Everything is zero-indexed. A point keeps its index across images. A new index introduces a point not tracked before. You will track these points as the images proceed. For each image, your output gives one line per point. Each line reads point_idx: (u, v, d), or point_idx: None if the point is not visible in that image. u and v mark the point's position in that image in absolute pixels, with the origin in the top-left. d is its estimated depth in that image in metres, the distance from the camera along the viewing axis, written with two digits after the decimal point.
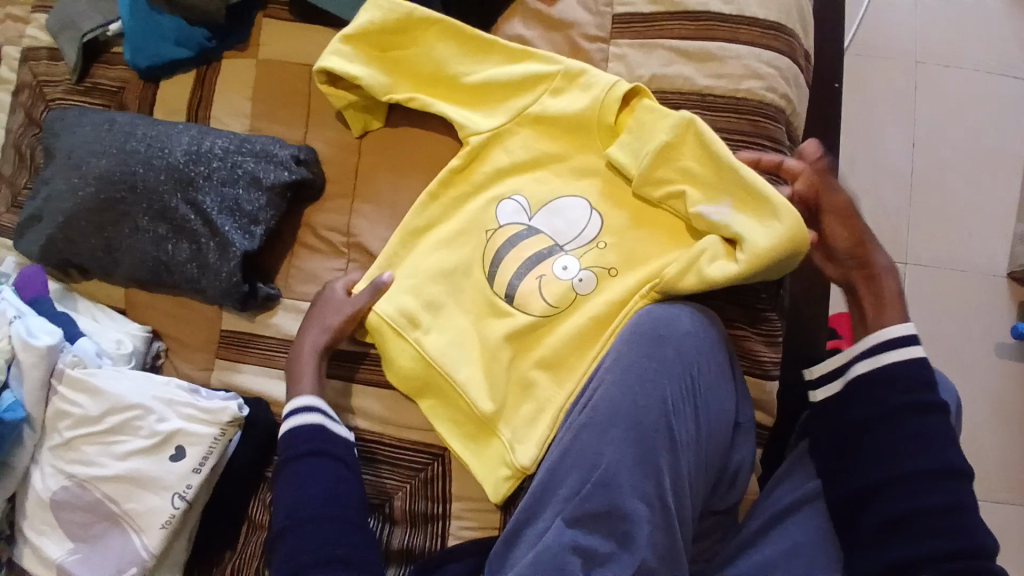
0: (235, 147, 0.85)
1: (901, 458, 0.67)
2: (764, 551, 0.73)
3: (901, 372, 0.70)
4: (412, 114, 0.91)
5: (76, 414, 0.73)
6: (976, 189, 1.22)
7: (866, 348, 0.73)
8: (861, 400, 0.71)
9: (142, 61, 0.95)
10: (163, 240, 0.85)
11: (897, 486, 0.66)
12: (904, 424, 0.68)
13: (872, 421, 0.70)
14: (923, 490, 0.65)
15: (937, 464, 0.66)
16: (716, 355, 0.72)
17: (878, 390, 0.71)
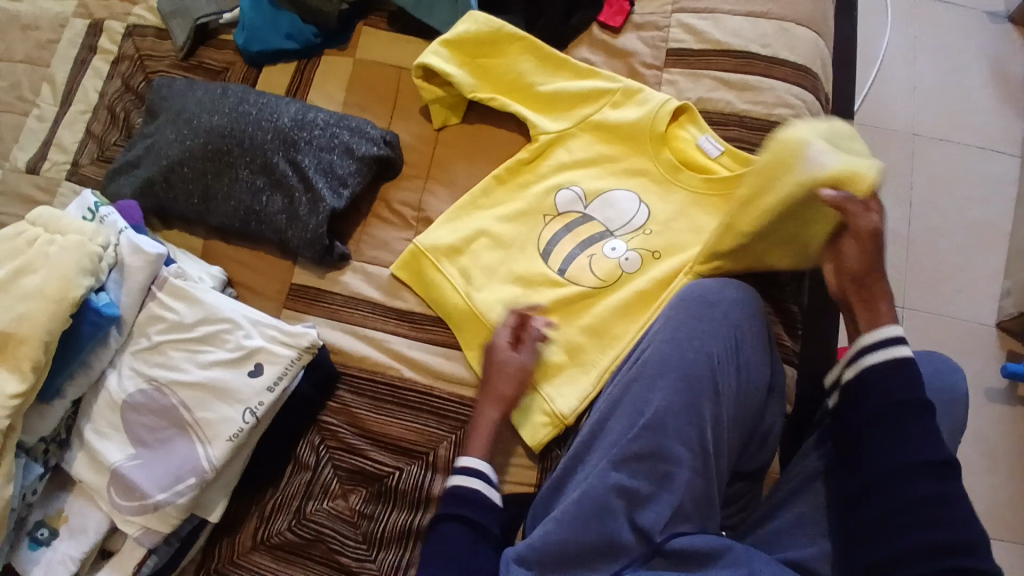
0: (335, 121, 0.97)
1: (894, 455, 0.68)
2: (791, 513, 0.78)
3: (887, 372, 0.71)
4: (488, 114, 1.05)
5: (169, 320, 0.79)
6: (966, 247, 1.37)
7: (847, 357, 0.74)
8: (862, 392, 0.73)
9: (254, 47, 1.10)
10: (259, 192, 0.94)
11: (895, 479, 0.67)
12: (902, 420, 0.68)
13: (861, 420, 0.71)
14: (917, 483, 0.66)
15: (927, 459, 0.66)
16: (758, 321, 0.79)
17: (875, 385, 0.71)
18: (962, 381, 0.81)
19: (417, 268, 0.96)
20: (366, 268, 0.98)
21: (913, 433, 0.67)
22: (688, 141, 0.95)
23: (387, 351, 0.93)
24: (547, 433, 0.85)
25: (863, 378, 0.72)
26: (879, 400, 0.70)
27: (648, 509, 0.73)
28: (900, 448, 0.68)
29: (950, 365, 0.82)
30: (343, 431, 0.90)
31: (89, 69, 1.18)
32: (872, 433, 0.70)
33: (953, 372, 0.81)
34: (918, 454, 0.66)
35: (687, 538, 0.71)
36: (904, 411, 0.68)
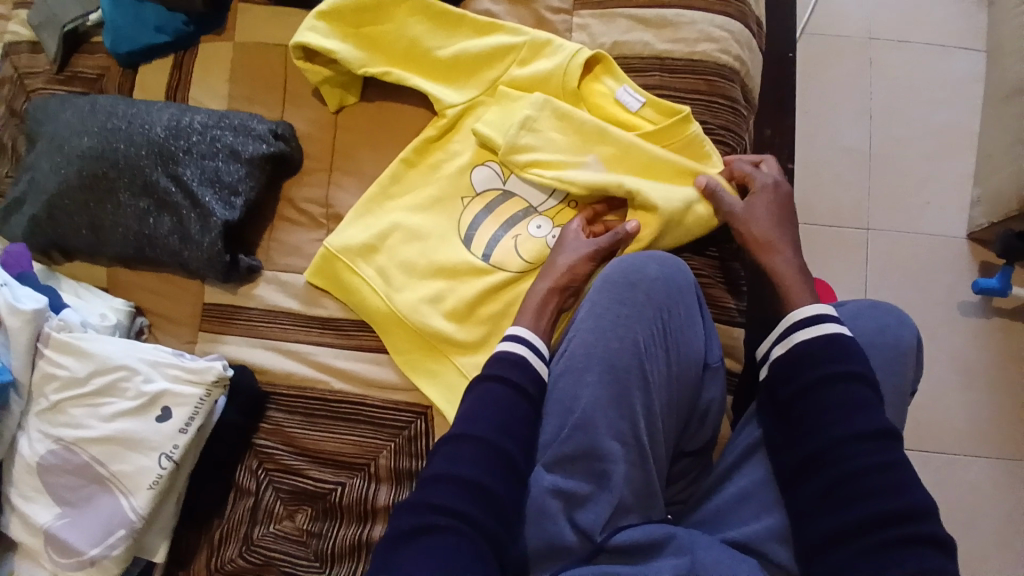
0: (215, 122, 0.89)
1: (830, 425, 0.67)
2: (740, 483, 0.76)
3: (811, 350, 0.71)
4: (388, 90, 0.95)
5: (62, 377, 0.75)
6: (933, 157, 1.28)
7: (778, 330, 0.74)
8: (798, 367, 0.71)
9: (123, 48, 0.99)
10: (146, 215, 0.87)
11: (834, 451, 0.66)
12: (833, 394, 0.68)
13: (794, 397, 0.70)
14: (857, 452, 0.64)
15: (864, 428, 0.65)
16: (686, 299, 0.77)
17: (799, 365, 0.71)
18: (907, 331, 0.79)
19: (332, 272, 0.89)
20: (280, 278, 0.92)
21: (844, 403, 0.67)
22: (604, 94, 0.85)
23: (313, 364, 0.88)
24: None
25: (796, 355, 0.72)
26: (811, 373, 0.70)
27: (586, 508, 0.71)
28: (836, 419, 0.67)
29: (894, 317, 0.80)
30: (280, 452, 0.87)
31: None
32: (806, 403, 0.69)
33: (898, 323, 0.79)
34: (849, 428, 0.65)
35: (633, 532, 0.69)
36: (830, 381, 0.68)
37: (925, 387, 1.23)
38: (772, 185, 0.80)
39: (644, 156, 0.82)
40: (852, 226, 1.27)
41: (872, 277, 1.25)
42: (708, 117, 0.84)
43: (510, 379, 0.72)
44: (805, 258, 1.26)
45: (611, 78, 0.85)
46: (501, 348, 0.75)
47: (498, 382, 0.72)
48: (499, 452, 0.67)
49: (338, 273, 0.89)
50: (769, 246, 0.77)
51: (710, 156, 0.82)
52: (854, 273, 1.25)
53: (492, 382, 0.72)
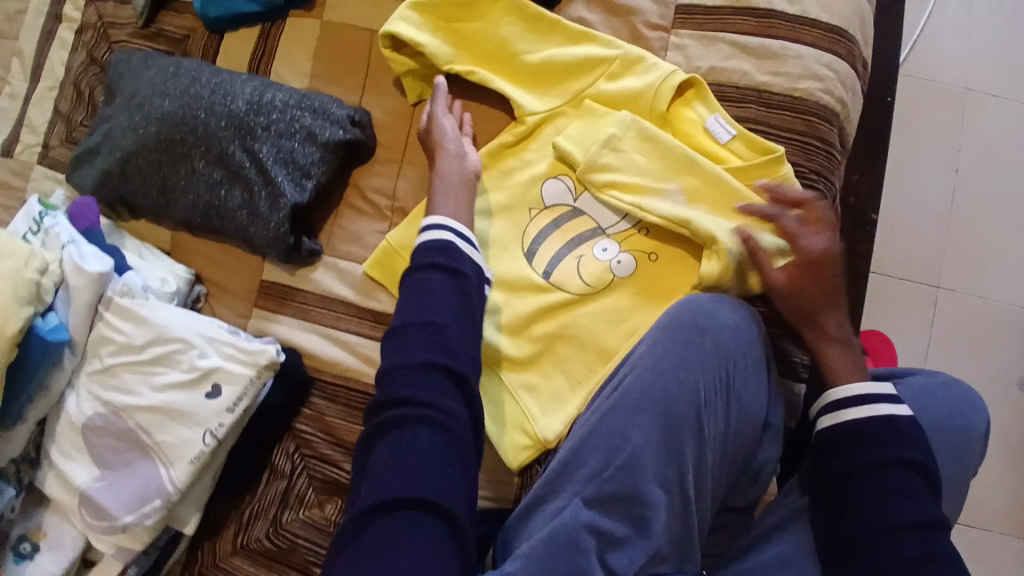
0: (295, 102, 0.87)
1: (877, 512, 0.66)
2: (777, 546, 0.74)
3: (864, 429, 0.69)
4: (468, 87, 0.92)
5: (120, 341, 0.76)
6: (1015, 223, 1.21)
7: (828, 403, 0.72)
8: (843, 445, 0.70)
9: (213, 12, 0.99)
10: (217, 185, 0.86)
11: (878, 540, 0.65)
12: (884, 477, 0.67)
13: (846, 474, 0.68)
14: (905, 543, 0.64)
15: (909, 520, 0.64)
16: (752, 354, 0.75)
17: (849, 443, 0.69)
18: (979, 419, 0.76)
19: (390, 268, 0.89)
20: (338, 265, 0.91)
21: (897, 489, 0.66)
22: (693, 121, 0.82)
23: (361, 357, 0.88)
24: (527, 455, 0.82)
25: (849, 430, 0.70)
26: (858, 456, 0.68)
27: (620, 551, 0.69)
28: (882, 507, 0.66)
29: (966, 403, 0.76)
30: (318, 440, 0.87)
31: (54, 41, 1.10)
32: (856, 484, 0.68)
33: (970, 412, 0.76)
34: (899, 516, 0.65)
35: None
36: (881, 466, 0.67)
37: None
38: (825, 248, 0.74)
39: (726, 194, 0.79)
40: (920, 282, 1.21)
41: (933, 338, 1.19)
42: (801, 159, 0.79)
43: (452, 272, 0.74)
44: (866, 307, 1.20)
45: (706, 106, 0.82)
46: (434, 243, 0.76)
47: (433, 271, 0.74)
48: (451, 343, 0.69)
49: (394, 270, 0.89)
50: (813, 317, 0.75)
51: (800, 203, 0.79)
52: (915, 331, 1.19)
53: (435, 276, 0.74)
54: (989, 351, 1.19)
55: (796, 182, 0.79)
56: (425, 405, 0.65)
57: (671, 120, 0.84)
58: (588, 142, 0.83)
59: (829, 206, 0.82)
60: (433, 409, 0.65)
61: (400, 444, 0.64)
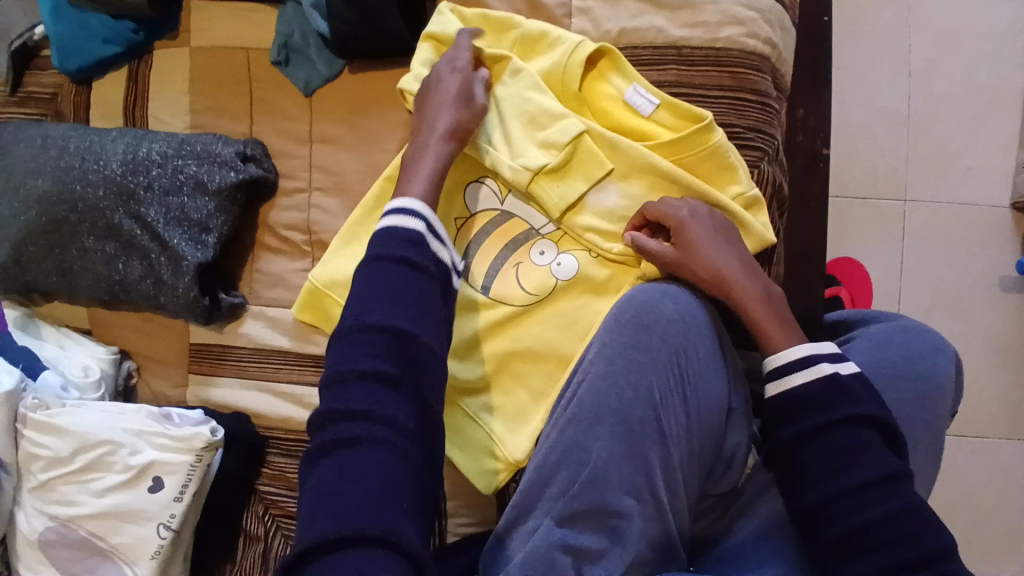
0: (175, 151, 0.79)
1: (835, 474, 0.59)
2: (753, 519, 0.71)
3: (810, 394, 0.63)
4: (366, 95, 0.84)
5: (47, 456, 0.71)
6: (979, 117, 1.13)
7: (770, 371, 0.66)
8: (792, 412, 0.63)
9: (72, 63, 0.89)
10: (114, 259, 0.80)
11: (838, 505, 0.58)
12: (833, 438, 0.60)
13: (798, 442, 0.61)
14: (866, 504, 0.57)
15: (870, 477, 0.57)
16: (704, 340, 0.69)
17: (791, 412, 0.63)
18: (944, 360, 0.71)
19: (320, 307, 0.80)
20: (266, 314, 0.85)
21: (850, 448, 0.59)
22: (612, 96, 0.75)
23: (310, 405, 0.84)
24: (502, 477, 0.77)
25: (796, 395, 0.63)
26: (809, 420, 0.61)
27: (599, 565, 0.65)
28: (838, 467, 0.59)
29: (928, 345, 0.71)
30: (287, 499, 0.84)
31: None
32: (807, 450, 0.61)
33: (935, 353, 0.71)
34: (855, 476, 0.58)
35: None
36: (834, 426, 0.60)
37: None
38: (687, 216, 0.69)
39: (656, 174, 0.73)
40: (888, 198, 1.14)
41: (909, 256, 1.13)
42: (734, 118, 0.74)
43: (412, 259, 0.60)
44: (835, 234, 1.14)
45: (625, 79, 0.74)
46: (392, 228, 0.62)
47: (392, 265, 0.59)
48: (415, 341, 0.56)
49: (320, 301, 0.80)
50: (725, 285, 0.68)
51: (738, 175, 0.72)
52: (889, 250, 1.13)
53: (389, 263, 0.59)
54: (965, 258, 1.13)
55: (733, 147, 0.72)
56: (376, 421, 0.52)
57: (587, 97, 0.76)
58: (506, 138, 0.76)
59: (774, 162, 0.75)
60: (388, 428, 0.52)
61: (343, 471, 0.51)
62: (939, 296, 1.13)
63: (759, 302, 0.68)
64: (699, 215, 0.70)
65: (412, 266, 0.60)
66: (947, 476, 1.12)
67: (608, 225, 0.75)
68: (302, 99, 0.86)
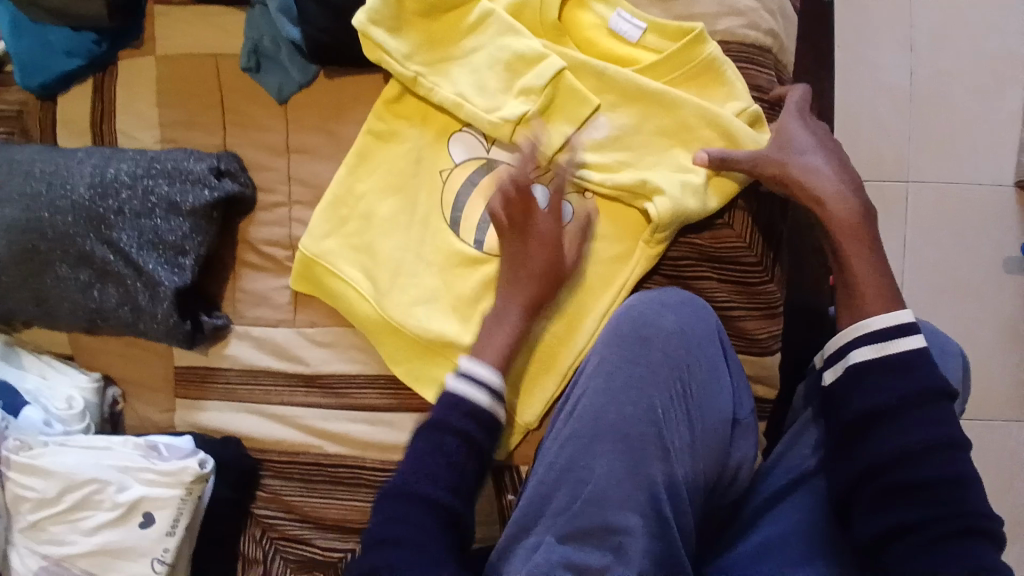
0: (145, 170, 0.75)
1: (902, 438, 0.57)
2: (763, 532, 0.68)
3: (911, 361, 0.59)
4: (343, 101, 0.80)
5: (35, 497, 0.68)
6: (986, 87, 1.08)
7: (865, 334, 0.61)
8: (873, 381, 0.59)
9: (34, 80, 0.84)
10: (88, 287, 0.76)
11: (898, 469, 0.56)
12: (919, 411, 0.57)
13: (871, 408, 0.58)
14: (925, 467, 0.55)
15: (936, 440, 0.56)
16: (706, 350, 0.66)
17: (881, 379, 0.59)
18: (952, 359, 0.68)
19: (314, 278, 0.79)
20: (251, 333, 0.83)
21: (919, 413, 0.57)
22: (595, 25, 0.73)
23: (303, 425, 0.81)
24: (512, 442, 0.76)
25: (891, 363, 0.59)
26: (893, 388, 0.58)
27: None
28: (896, 431, 0.57)
29: (937, 345, 0.68)
30: (284, 521, 0.82)
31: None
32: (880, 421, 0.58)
33: (943, 351, 0.68)
34: (914, 437, 0.56)
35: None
36: (909, 403, 0.57)
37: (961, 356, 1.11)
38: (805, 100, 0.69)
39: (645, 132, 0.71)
40: (890, 179, 1.09)
41: (913, 238, 1.09)
42: None
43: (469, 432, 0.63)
44: None
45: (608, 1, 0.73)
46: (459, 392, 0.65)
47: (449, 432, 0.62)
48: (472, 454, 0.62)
49: (314, 275, 0.79)
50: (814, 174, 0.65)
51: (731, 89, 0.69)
52: (891, 234, 1.10)
53: (444, 433, 0.62)
54: (971, 239, 1.09)
55: (728, 62, 0.69)
56: (428, 482, 0.60)
57: (568, 27, 0.74)
58: (484, 84, 0.73)
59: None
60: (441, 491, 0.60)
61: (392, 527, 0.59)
62: (944, 278, 1.09)
63: (842, 210, 0.64)
64: (790, 128, 0.67)
65: (470, 443, 0.62)
66: None
67: (599, 159, 0.72)
68: (278, 106, 0.81)
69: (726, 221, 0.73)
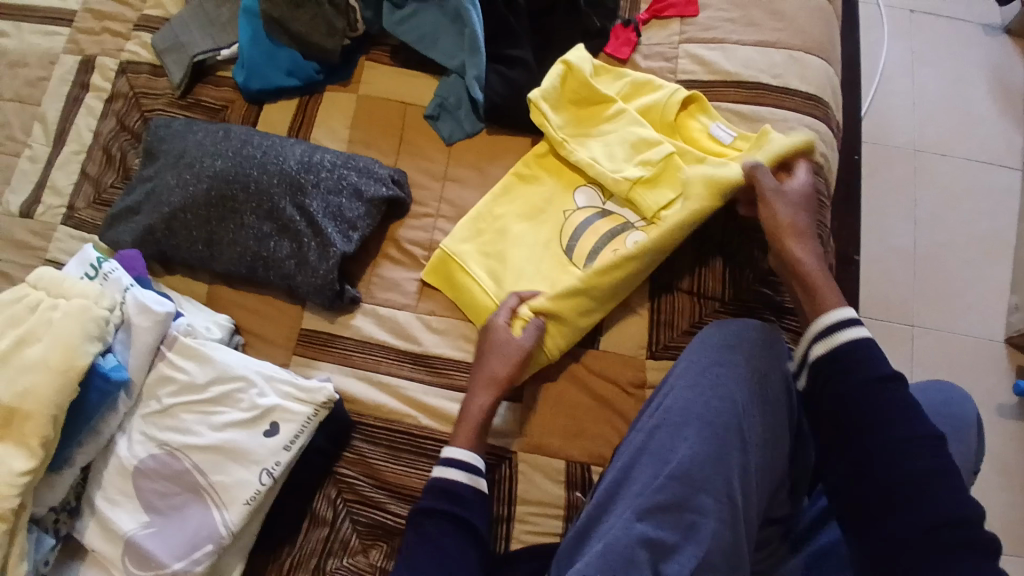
0: (342, 162, 0.95)
1: (893, 424, 0.68)
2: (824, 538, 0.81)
3: (851, 351, 0.73)
4: (497, 152, 1.04)
5: (181, 381, 0.76)
6: (972, 263, 1.37)
7: (822, 326, 0.76)
8: (838, 372, 0.72)
9: (254, 85, 1.08)
10: (266, 238, 0.92)
11: (893, 452, 0.67)
12: (899, 398, 0.69)
13: (855, 395, 0.70)
14: (917, 455, 0.66)
15: (931, 433, 0.67)
16: (782, 368, 0.81)
17: (837, 371, 0.72)
18: (970, 408, 0.85)
19: (446, 273, 0.95)
20: (378, 311, 0.96)
21: (902, 407, 0.68)
22: (700, 130, 0.96)
23: (404, 397, 0.91)
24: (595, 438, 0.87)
25: (840, 357, 0.73)
26: (865, 377, 0.71)
27: (672, 560, 0.70)
28: (897, 420, 0.68)
29: (956, 395, 0.86)
30: (362, 484, 0.87)
31: (81, 108, 1.16)
32: (875, 403, 0.69)
33: (961, 400, 0.86)
34: (912, 429, 0.67)
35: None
36: (897, 391, 0.70)
37: None
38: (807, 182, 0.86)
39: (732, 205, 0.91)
40: (898, 321, 1.34)
41: (917, 373, 1.30)
42: None
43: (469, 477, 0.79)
44: None
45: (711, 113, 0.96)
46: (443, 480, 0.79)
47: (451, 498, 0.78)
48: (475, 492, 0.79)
49: (446, 270, 0.95)
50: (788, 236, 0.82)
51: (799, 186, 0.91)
52: (899, 366, 1.30)
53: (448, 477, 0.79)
54: (966, 382, 1.30)
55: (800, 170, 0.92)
56: (450, 510, 0.77)
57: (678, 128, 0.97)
58: (613, 155, 0.96)
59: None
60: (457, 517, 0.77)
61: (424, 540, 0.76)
62: None
63: (815, 270, 0.80)
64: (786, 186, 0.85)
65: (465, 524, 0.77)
66: None
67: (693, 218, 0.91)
68: (443, 146, 1.04)
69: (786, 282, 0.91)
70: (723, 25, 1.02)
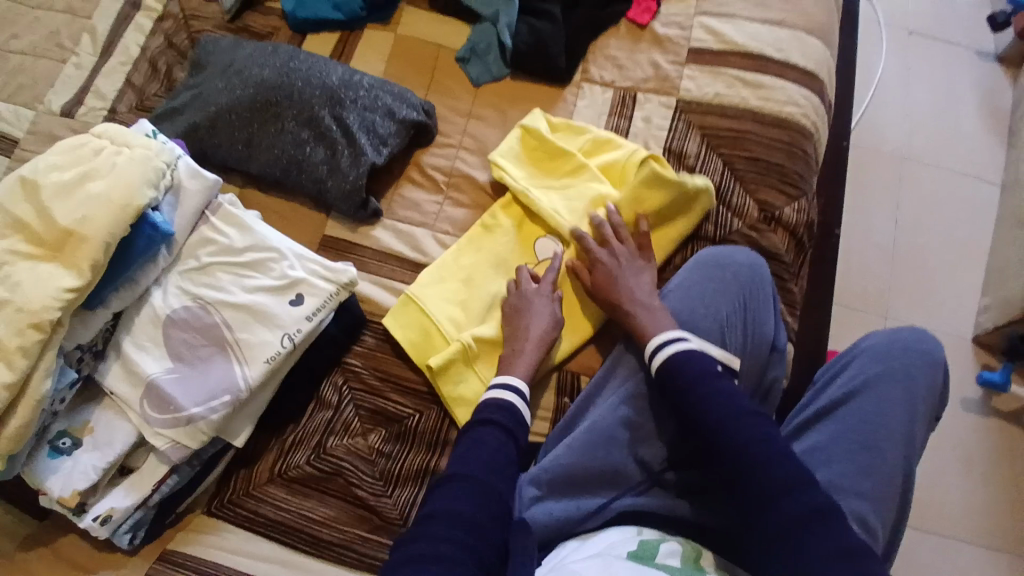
0: (379, 86, 1.04)
1: (727, 425, 0.72)
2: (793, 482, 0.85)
3: (693, 369, 0.78)
4: (519, 96, 1.12)
5: (220, 244, 0.85)
6: (945, 263, 1.48)
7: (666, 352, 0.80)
8: (696, 365, 0.78)
9: (300, 14, 1.16)
10: (303, 143, 1.00)
11: (739, 443, 0.71)
12: (718, 399, 0.74)
13: (695, 402, 0.75)
14: (761, 444, 0.70)
15: (752, 423, 0.72)
16: (766, 285, 0.89)
17: (688, 376, 0.77)
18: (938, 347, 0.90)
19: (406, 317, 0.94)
20: (396, 226, 1.03)
21: (740, 405, 0.73)
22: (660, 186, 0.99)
23: None
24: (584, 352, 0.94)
25: (677, 373, 0.78)
26: (696, 389, 0.75)
27: (649, 445, 0.82)
28: (724, 419, 0.72)
29: (925, 336, 0.91)
30: (367, 374, 0.94)
31: (130, 25, 1.22)
32: (713, 403, 0.74)
33: (933, 342, 0.91)
34: (743, 422, 0.72)
35: (682, 473, 0.81)
36: (702, 398, 0.75)
37: (926, 464, 1.33)
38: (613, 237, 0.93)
39: (723, 158, 1.02)
40: (872, 309, 1.43)
41: None
42: (787, 162, 1.01)
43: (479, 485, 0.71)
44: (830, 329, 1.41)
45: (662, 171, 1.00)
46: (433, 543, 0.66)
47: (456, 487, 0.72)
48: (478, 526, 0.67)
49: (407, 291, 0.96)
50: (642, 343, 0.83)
51: (787, 147, 1.02)
52: None
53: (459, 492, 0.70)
54: None
55: (784, 131, 1.03)
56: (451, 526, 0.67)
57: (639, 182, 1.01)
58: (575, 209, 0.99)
59: (800, 210, 0.99)
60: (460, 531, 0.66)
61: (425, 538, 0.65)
62: None
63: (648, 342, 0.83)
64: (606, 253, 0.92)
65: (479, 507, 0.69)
66: (912, 560, 1.26)
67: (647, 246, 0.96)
68: (469, 86, 1.13)
69: (772, 229, 0.98)
70: (737, 4, 1.13)
